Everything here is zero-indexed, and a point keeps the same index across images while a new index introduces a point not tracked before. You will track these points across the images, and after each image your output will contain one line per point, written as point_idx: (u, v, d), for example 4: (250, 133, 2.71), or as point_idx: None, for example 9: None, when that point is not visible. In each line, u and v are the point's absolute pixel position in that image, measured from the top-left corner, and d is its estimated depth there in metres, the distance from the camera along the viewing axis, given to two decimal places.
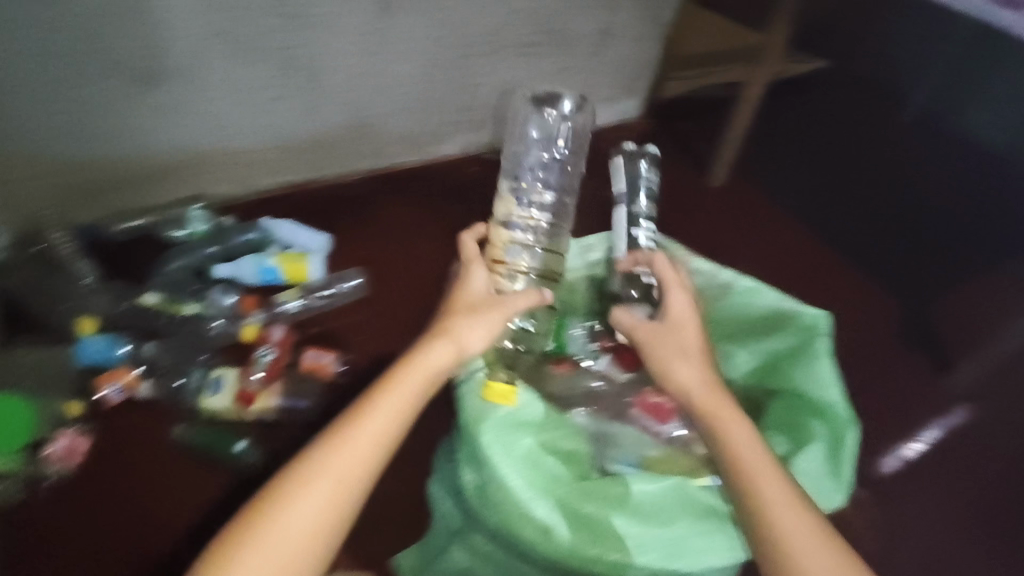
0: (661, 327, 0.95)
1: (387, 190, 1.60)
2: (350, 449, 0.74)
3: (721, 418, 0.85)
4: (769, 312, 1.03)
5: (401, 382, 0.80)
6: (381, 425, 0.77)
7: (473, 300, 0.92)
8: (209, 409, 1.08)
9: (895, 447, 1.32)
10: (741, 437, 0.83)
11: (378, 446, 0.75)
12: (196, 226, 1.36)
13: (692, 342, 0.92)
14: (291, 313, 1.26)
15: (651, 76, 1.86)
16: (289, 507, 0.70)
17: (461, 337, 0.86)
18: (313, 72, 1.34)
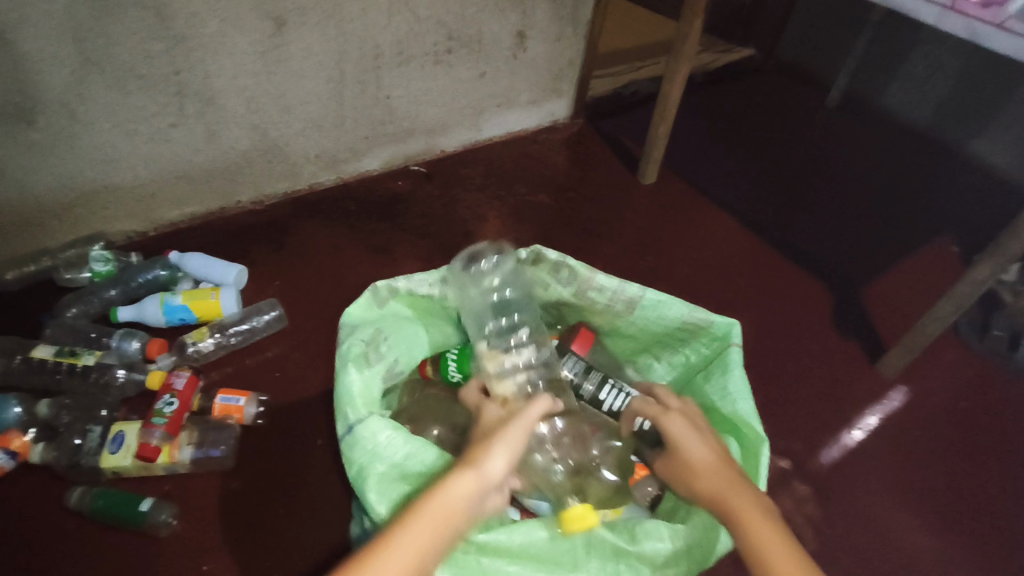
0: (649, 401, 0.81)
1: (306, 213, 1.55)
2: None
3: (748, 525, 0.64)
4: (683, 324, 0.92)
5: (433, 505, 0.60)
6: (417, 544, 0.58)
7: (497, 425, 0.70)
8: (109, 467, 0.98)
9: (848, 430, 1.29)
10: (768, 531, 0.62)
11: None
12: (98, 267, 1.26)
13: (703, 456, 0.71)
14: (203, 353, 1.18)
15: (574, 78, 1.85)
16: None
17: (484, 465, 0.64)
18: (208, 96, 1.28)
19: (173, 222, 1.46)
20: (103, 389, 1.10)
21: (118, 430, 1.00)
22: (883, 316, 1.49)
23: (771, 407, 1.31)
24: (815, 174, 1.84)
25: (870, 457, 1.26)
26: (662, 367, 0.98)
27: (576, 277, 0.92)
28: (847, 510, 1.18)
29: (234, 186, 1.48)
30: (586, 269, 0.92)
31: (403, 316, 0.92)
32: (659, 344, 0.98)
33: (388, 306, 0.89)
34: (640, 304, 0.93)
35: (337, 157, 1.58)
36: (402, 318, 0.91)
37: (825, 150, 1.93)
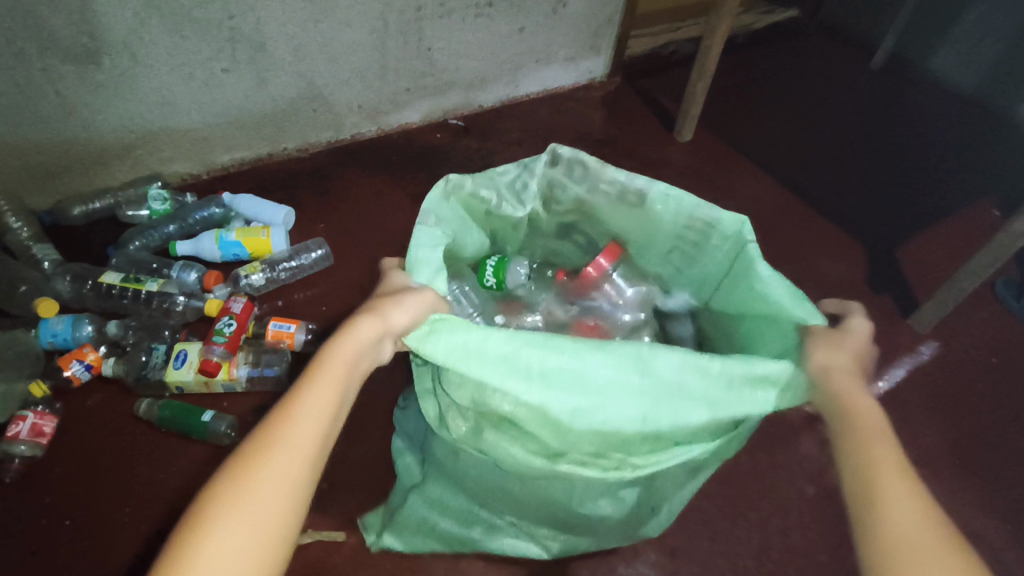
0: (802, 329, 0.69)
1: (350, 162, 1.60)
2: (283, 465, 0.49)
3: (900, 490, 0.50)
4: (691, 221, 0.84)
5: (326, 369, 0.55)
6: (324, 408, 0.54)
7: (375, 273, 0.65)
8: (173, 381, 1.06)
9: (875, 382, 1.31)
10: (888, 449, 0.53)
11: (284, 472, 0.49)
12: (157, 206, 1.33)
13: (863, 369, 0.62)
14: (256, 286, 1.26)
15: (612, 35, 1.86)
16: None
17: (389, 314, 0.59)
18: (259, 43, 1.33)
19: (225, 166, 1.52)
20: (164, 314, 1.18)
21: (181, 348, 1.08)
22: (918, 275, 1.49)
23: None
24: (855, 135, 1.83)
25: (898, 409, 1.27)
26: (688, 286, 0.94)
27: (592, 177, 0.86)
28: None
29: (281, 134, 1.54)
30: (599, 164, 0.85)
31: (459, 219, 0.85)
32: (680, 258, 0.92)
33: (449, 203, 0.82)
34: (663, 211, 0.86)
35: (378, 108, 1.63)
36: (458, 220, 0.85)
37: (866, 112, 1.90)
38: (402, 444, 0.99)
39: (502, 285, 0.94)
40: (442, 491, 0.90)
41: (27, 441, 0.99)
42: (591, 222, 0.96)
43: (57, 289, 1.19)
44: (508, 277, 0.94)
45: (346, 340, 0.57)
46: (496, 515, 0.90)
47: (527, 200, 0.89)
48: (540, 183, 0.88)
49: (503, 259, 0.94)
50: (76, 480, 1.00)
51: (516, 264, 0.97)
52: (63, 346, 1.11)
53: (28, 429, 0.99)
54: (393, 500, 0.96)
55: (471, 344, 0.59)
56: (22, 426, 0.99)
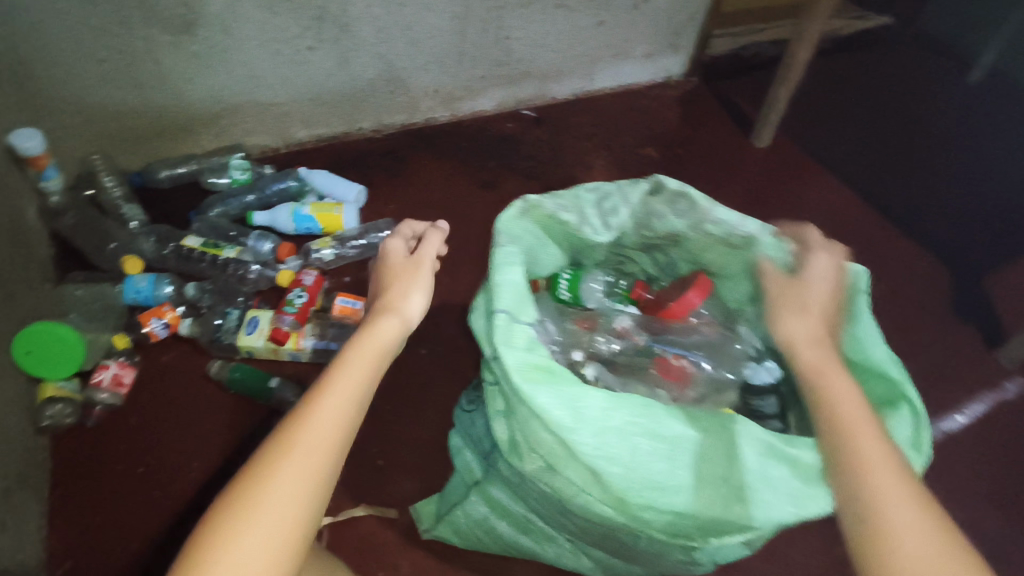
0: (789, 280, 0.73)
1: (421, 146, 1.62)
2: (307, 456, 0.53)
3: (900, 505, 0.50)
4: (801, 268, 0.77)
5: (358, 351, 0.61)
6: (343, 405, 0.57)
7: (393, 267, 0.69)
8: (244, 346, 1.10)
9: (951, 415, 1.24)
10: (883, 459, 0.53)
11: (328, 442, 0.54)
12: (238, 175, 1.38)
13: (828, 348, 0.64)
14: (326, 260, 1.29)
15: (693, 33, 1.81)
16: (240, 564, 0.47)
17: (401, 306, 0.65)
18: (344, 23, 1.35)
19: (302, 142, 1.56)
20: (238, 281, 1.22)
21: (253, 315, 1.12)
22: (1006, 306, 1.40)
23: None
24: (947, 153, 1.73)
25: (974, 445, 1.21)
26: None
27: (693, 212, 0.79)
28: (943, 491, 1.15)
29: (357, 114, 1.57)
30: (706, 200, 0.79)
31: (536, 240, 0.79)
32: None
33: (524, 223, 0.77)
34: (758, 244, 0.78)
35: (453, 94, 1.64)
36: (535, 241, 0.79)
37: (961, 128, 1.80)
38: (461, 442, 0.99)
39: (575, 299, 0.86)
40: (501, 495, 0.89)
41: (108, 390, 1.04)
42: (676, 249, 0.87)
43: (141, 248, 1.25)
44: (583, 294, 0.87)
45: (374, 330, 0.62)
46: (554, 529, 0.89)
47: (615, 223, 0.80)
48: (631, 206, 0.80)
49: (579, 275, 0.87)
50: (148, 433, 1.05)
51: (592, 278, 0.88)
52: (145, 302, 1.16)
53: (109, 379, 1.04)
54: (450, 495, 0.97)
55: (565, 396, 0.59)
56: (104, 374, 1.04)
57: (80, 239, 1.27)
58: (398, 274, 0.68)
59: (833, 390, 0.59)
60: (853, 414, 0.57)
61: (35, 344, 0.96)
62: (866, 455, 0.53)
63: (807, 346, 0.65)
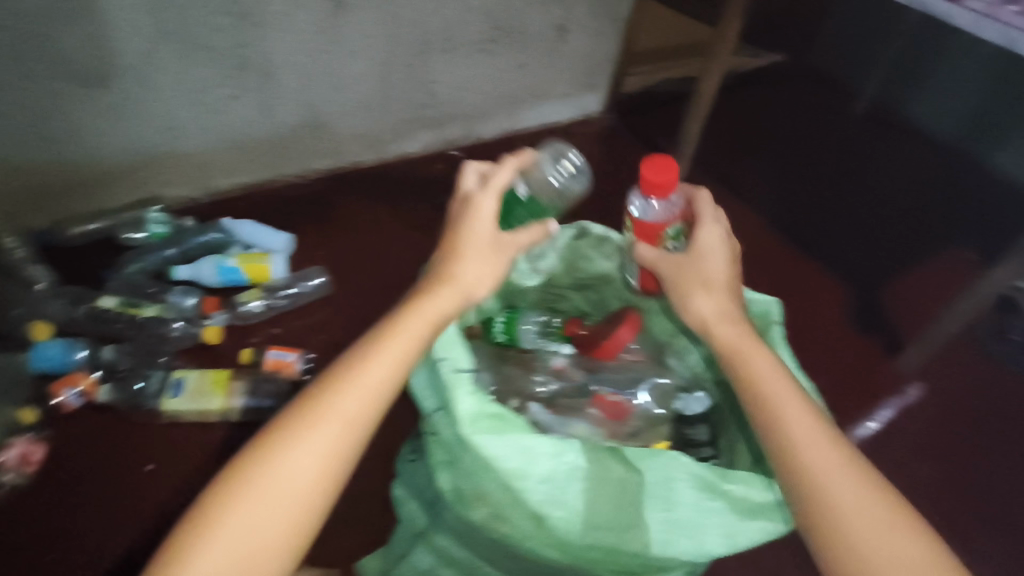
0: (683, 257, 0.77)
1: (347, 191, 1.61)
2: (290, 487, 0.56)
3: (860, 499, 0.57)
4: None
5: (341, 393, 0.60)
6: (330, 439, 0.58)
7: (478, 241, 0.73)
8: (169, 411, 1.07)
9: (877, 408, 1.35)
10: (801, 411, 0.63)
11: (288, 509, 0.56)
12: (156, 228, 1.36)
13: (718, 280, 0.75)
14: (254, 313, 1.25)
15: (609, 74, 1.90)
16: (368, 382, 0.61)
17: (459, 279, 0.71)
18: (267, 72, 1.35)
19: (224, 190, 1.52)
20: (160, 343, 1.17)
21: (178, 377, 1.09)
22: (901, 319, 1.52)
23: None
24: (851, 180, 1.88)
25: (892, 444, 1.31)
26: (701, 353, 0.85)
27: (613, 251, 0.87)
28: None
29: (280, 161, 1.55)
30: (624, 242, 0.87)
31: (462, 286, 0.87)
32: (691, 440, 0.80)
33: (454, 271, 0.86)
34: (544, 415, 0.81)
35: (379, 138, 1.65)
36: None
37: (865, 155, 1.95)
38: (403, 492, 0.96)
39: (511, 339, 0.88)
40: (447, 542, 0.87)
41: (14, 469, 1.00)
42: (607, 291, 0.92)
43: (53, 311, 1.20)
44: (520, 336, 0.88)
45: (356, 382, 0.61)
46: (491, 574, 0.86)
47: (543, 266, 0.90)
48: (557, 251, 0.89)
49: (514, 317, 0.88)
50: (59, 519, 1.00)
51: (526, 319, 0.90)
52: (58, 369, 1.10)
53: (16, 457, 1.00)
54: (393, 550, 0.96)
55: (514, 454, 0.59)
56: (12, 453, 1.00)
57: None
58: (449, 282, 0.70)
59: (706, 311, 0.73)
60: (754, 358, 0.68)
61: None
62: (766, 374, 0.66)
63: (721, 325, 0.72)
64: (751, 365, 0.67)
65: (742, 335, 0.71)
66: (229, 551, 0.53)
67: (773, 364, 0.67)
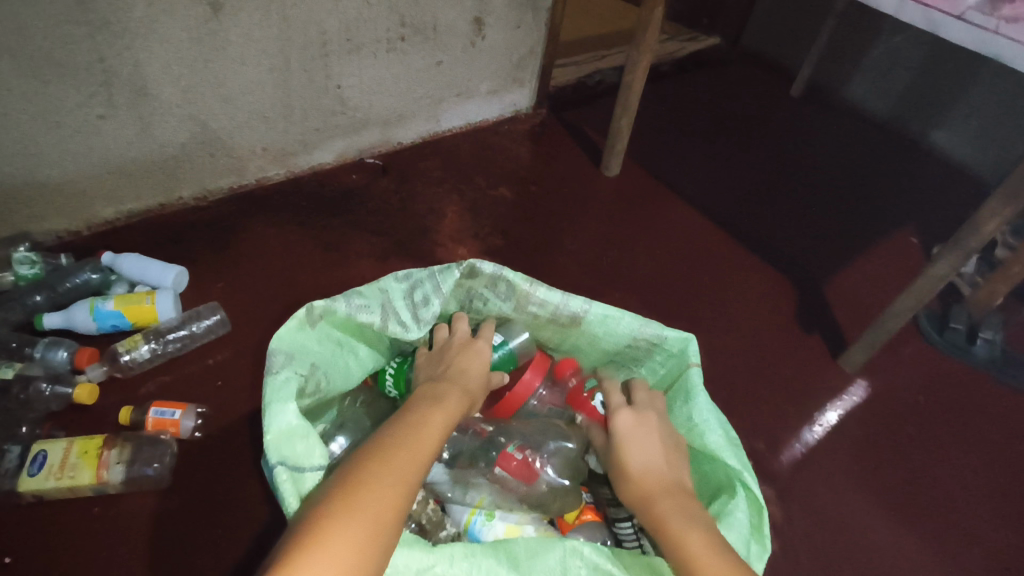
0: (614, 451, 0.72)
1: (252, 211, 1.46)
2: (367, 521, 0.53)
3: None
4: (633, 340, 0.84)
5: (403, 445, 0.60)
6: (396, 483, 0.57)
7: (471, 375, 0.75)
8: (30, 491, 0.93)
9: (826, 409, 1.29)
10: (719, 556, 0.57)
11: (375, 534, 0.52)
12: (23, 270, 1.18)
13: (662, 466, 0.69)
14: (138, 362, 1.11)
15: (536, 68, 1.79)
16: (419, 448, 0.61)
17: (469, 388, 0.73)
18: (141, 87, 1.20)
19: (108, 220, 1.37)
20: (22, 408, 1.02)
21: (39, 450, 0.95)
22: (849, 313, 1.46)
23: (755, 389, 1.29)
24: (794, 166, 1.81)
25: (849, 448, 1.23)
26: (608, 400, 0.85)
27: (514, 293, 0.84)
28: (811, 482, 1.17)
29: (170, 183, 1.39)
30: (523, 281, 0.83)
31: (334, 345, 0.80)
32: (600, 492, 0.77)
33: (319, 329, 0.77)
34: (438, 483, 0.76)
35: (286, 150, 1.50)
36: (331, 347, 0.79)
37: (803, 142, 1.89)
38: None
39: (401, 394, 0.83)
40: None
41: None
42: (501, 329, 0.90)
43: None
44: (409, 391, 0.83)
45: (413, 444, 0.61)
46: None
47: (427, 314, 0.84)
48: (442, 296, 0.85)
49: (403, 367, 0.84)
50: None
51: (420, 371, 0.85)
52: None
53: None
54: None
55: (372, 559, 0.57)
56: None
57: None
58: (444, 384, 0.72)
59: (632, 455, 0.70)
60: (668, 508, 0.64)
61: None
62: (673, 529, 0.61)
63: (659, 493, 0.65)
64: (658, 525, 0.63)
65: (667, 478, 0.67)
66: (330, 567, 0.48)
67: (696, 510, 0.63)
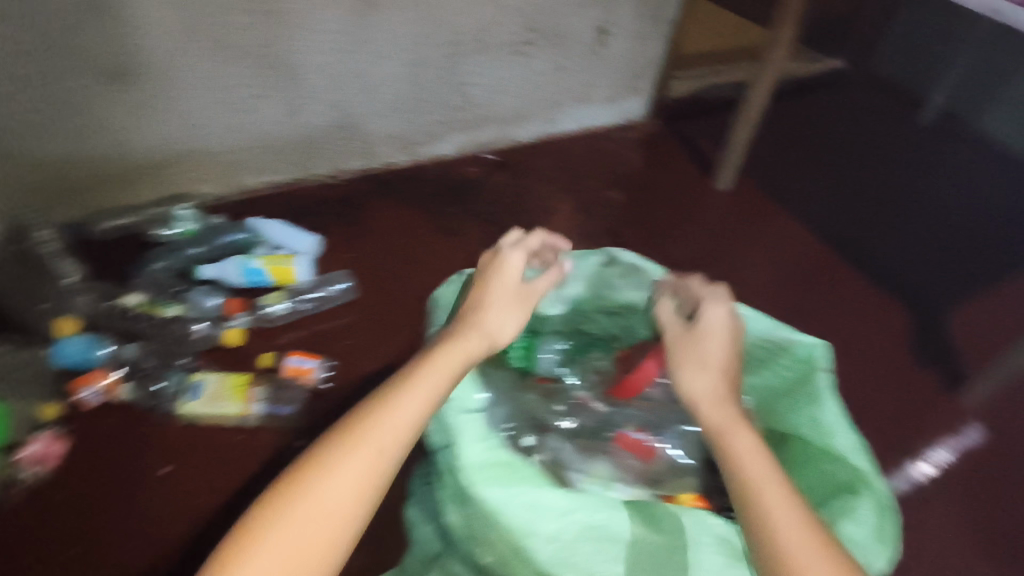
0: (689, 336, 0.75)
1: (379, 192, 1.57)
2: (332, 499, 0.55)
3: None
4: (759, 342, 0.84)
5: (383, 410, 0.61)
6: (374, 449, 0.58)
7: (506, 296, 0.78)
8: (186, 413, 1.06)
9: (936, 444, 1.24)
10: (783, 497, 0.59)
11: (341, 510, 0.55)
12: (184, 226, 1.36)
13: (726, 362, 0.72)
14: (277, 315, 1.23)
15: (653, 78, 1.82)
16: (405, 411, 0.62)
17: (490, 327, 0.74)
18: (293, 73, 1.32)
19: (254, 187, 1.49)
20: (180, 343, 1.15)
21: (196, 379, 1.09)
22: (968, 349, 1.39)
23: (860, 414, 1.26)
24: (915, 195, 1.74)
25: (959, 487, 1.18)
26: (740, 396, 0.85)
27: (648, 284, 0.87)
28: (917, 515, 1.13)
29: (310, 160, 1.51)
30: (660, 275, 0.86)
31: None
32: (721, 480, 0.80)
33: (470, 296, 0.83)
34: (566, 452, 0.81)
35: (413, 140, 1.61)
36: None
37: (927, 171, 1.82)
38: (417, 515, 0.92)
39: (529, 365, 0.88)
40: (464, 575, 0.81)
41: (28, 466, 0.98)
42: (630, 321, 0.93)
43: (78, 307, 1.19)
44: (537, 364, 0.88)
45: (399, 405, 0.62)
46: None
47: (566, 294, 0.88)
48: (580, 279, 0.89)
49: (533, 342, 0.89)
50: (67, 516, 0.96)
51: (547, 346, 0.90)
52: (81, 368, 1.09)
53: (35, 453, 0.99)
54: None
55: (522, 504, 0.64)
56: (30, 449, 0.98)
57: None
58: (483, 310, 0.75)
59: (693, 374, 0.71)
60: (733, 434, 0.65)
61: None
62: (740, 453, 0.63)
63: (711, 406, 0.67)
64: (726, 444, 0.64)
65: (724, 400, 0.68)
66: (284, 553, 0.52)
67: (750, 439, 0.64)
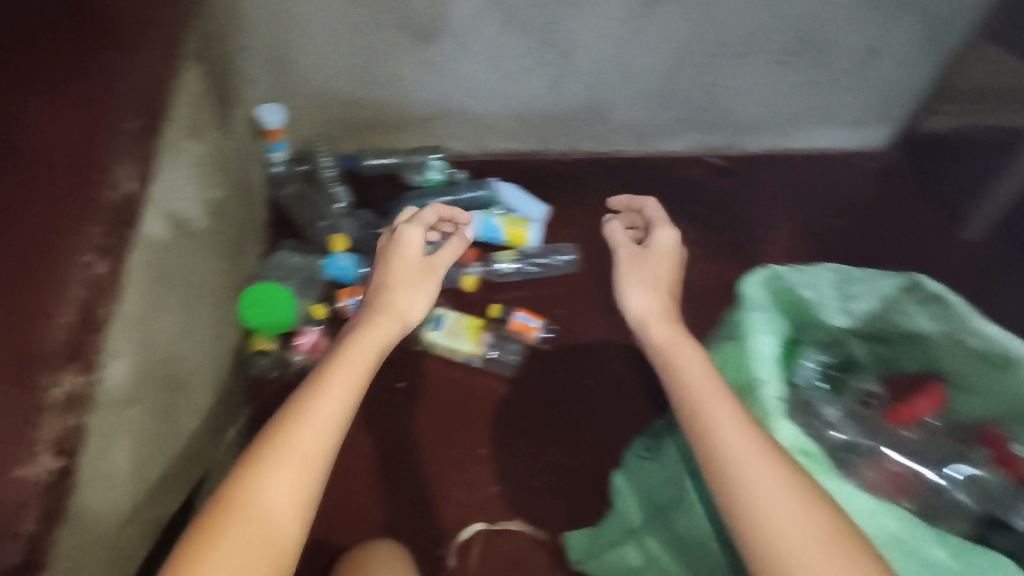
0: (644, 254, 0.89)
1: (603, 177, 1.64)
2: (292, 472, 0.63)
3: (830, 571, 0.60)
4: None
5: (330, 391, 0.69)
6: (321, 430, 0.66)
7: (410, 272, 0.84)
8: (426, 342, 1.19)
9: None
10: (762, 473, 0.66)
11: (299, 483, 0.63)
12: (433, 175, 1.50)
13: (662, 280, 0.86)
14: (506, 272, 1.33)
15: (911, 106, 1.68)
16: (337, 392, 0.69)
17: (403, 311, 0.80)
18: (567, 50, 1.39)
19: (494, 152, 1.61)
20: None
21: (438, 313, 1.21)
22: None
23: None
24: None
25: None
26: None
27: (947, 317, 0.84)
28: None
29: (551, 134, 1.59)
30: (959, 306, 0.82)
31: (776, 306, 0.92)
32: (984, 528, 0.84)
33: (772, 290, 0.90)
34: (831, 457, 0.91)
35: (646, 131, 1.63)
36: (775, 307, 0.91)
37: None
38: (625, 486, 1.04)
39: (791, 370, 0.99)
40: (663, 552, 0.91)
41: (303, 353, 1.17)
42: (907, 349, 0.93)
43: (346, 229, 1.38)
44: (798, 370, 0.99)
45: (326, 398, 0.68)
46: None
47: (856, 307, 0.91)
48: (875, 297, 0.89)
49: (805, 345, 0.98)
50: None
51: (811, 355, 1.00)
52: (345, 279, 1.26)
53: (310, 343, 1.17)
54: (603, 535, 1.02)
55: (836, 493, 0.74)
56: (302, 340, 1.17)
57: (297, 210, 1.42)
58: (400, 285, 0.82)
59: (665, 345, 0.79)
60: (695, 412, 0.72)
61: (261, 303, 1.09)
62: (711, 423, 0.70)
63: (656, 322, 0.82)
64: (697, 411, 0.72)
65: (690, 365, 0.76)
66: (262, 518, 0.60)
67: (724, 400, 0.72)
